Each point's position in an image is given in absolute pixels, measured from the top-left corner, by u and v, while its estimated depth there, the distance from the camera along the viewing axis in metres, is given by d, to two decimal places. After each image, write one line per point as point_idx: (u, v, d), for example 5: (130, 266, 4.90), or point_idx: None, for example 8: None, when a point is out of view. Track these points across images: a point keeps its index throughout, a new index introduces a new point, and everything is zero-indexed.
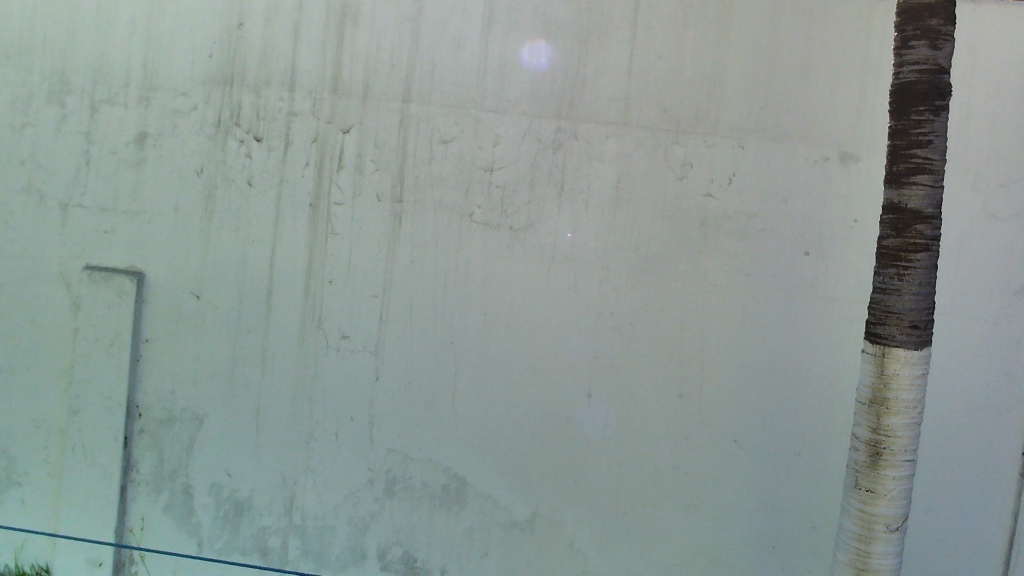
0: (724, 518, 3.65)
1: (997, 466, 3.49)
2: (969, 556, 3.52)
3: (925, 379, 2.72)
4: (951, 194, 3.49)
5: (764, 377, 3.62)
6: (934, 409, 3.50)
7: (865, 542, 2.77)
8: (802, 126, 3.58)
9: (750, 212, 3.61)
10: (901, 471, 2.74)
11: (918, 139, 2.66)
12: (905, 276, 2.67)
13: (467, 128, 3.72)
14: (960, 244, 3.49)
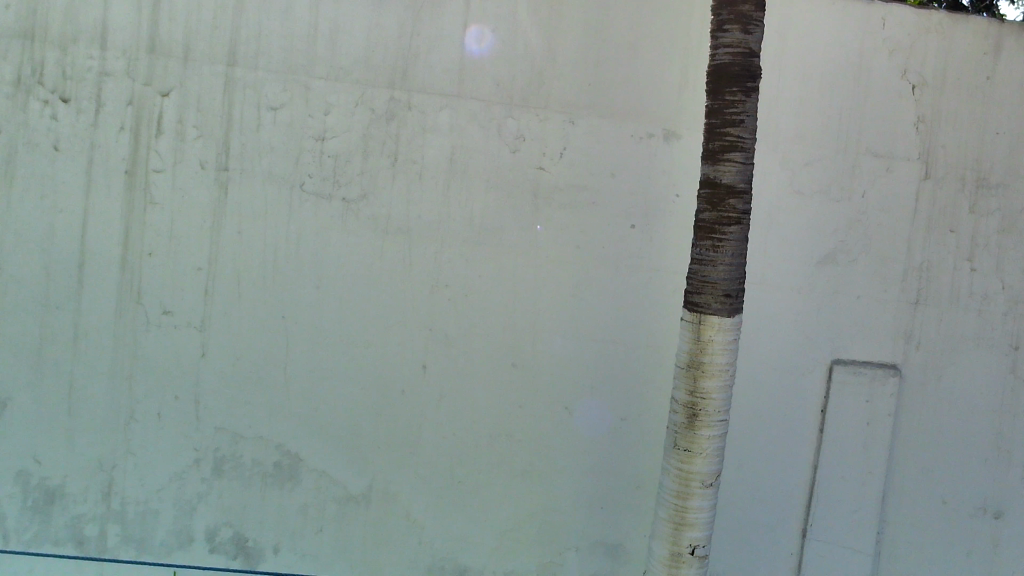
0: (556, 482, 3.77)
1: (800, 423, 3.79)
2: (775, 506, 3.81)
3: (737, 344, 2.90)
4: (763, 171, 3.72)
5: (593, 345, 3.75)
6: (746, 372, 3.75)
7: (683, 499, 2.93)
8: (630, 103, 3.71)
9: (581, 186, 3.71)
10: (715, 431, 2.91)
11: (731, 118, 2.80)
12: (720, 247, 2.81)
13: (297, 95, 3.61)
14: (770, 218, 3.74)
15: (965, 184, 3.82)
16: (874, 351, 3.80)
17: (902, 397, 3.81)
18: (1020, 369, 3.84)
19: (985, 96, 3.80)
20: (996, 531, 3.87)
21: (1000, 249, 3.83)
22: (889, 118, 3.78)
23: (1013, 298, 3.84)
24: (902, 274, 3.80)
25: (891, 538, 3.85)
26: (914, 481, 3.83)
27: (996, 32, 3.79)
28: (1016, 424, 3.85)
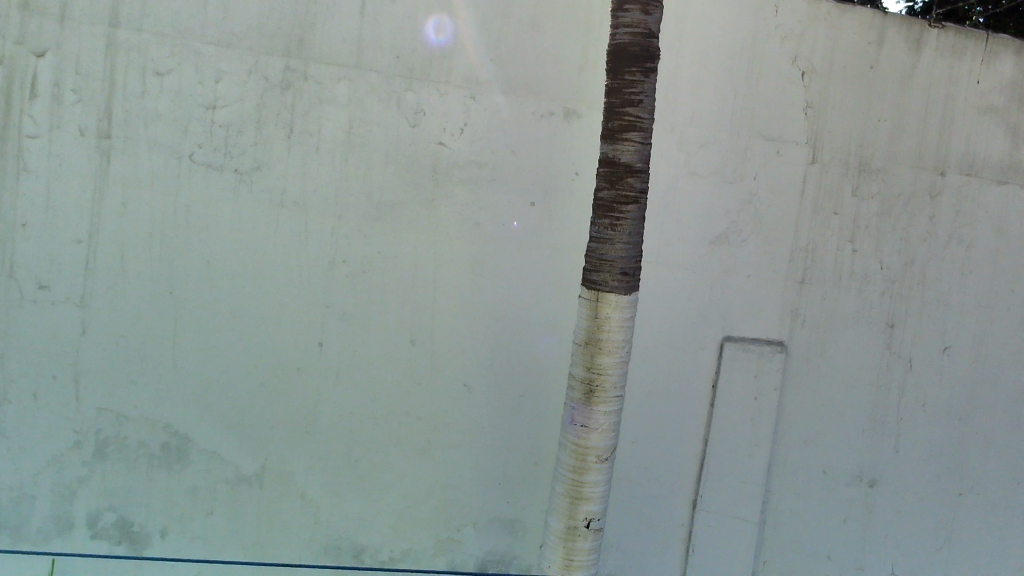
0: (455, 459, 3.77)
1: (693, 398, 3.90)
2: (668, 479, 3.92)
3: (633, 321, 2.94)
4: (660, 152, 3.79)
5: (493, 323, 3.75)
6: (641, 348, 3.83)
7: (579, 474, 2.95)
8: (530, 80, 3.70)
9: (481, 162, 3.69)
10: (611, 406, 2.95)
11: (631, 98, 2.82)
12: (618, 226, 2.84)
13: (185, 61, 3.45)
14: (666, 199, 3.81)
15: (849, 168, 3.98)
16: (762, 328, 3.94)
17: (787, 372, 3.96)
18: (895, 346, 4.05)
19: (869, 84, 3.96)
20: (872, 499, 4.08)
21: (880, 232, 4.01)
22: (780, 103, 3.90)
23: (891, 278, 4.03)
24: (789, 254, 3.95)
25: (775, 508, 4.02)
26: (797, 452, 4.00)
27: (879, 23, 3.96)
28: (891, 397, 4.06)
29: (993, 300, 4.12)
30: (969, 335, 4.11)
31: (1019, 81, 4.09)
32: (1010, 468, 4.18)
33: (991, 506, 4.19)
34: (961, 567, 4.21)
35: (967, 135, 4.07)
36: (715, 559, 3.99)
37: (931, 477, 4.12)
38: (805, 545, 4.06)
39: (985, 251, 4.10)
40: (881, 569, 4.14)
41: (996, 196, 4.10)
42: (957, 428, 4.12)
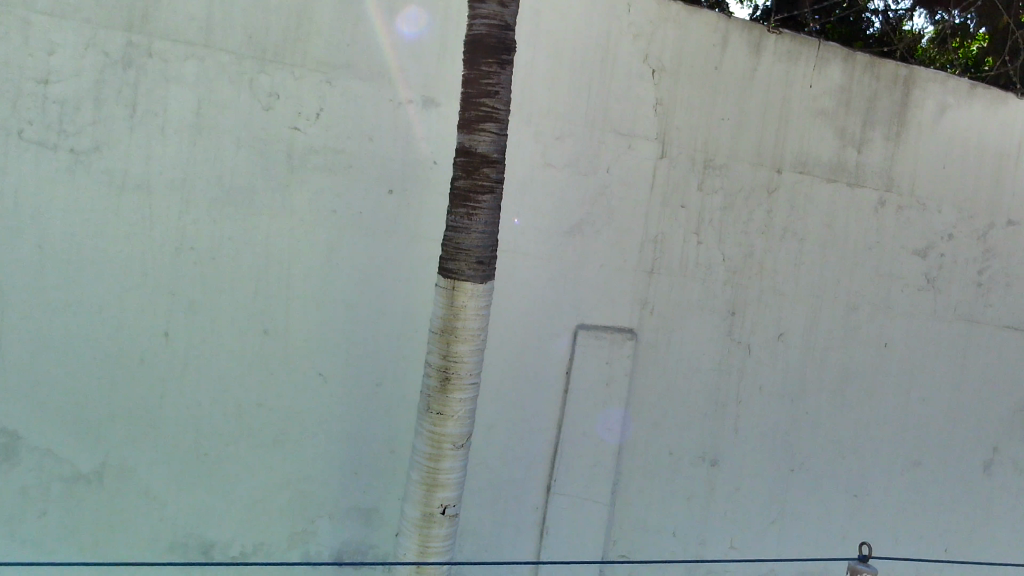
0: (309, 450, 3.70)
1: (547, 384, 4.00)
2: (523, 464, 4.01)
3: (488, 310, 2.98)
4: (516, 143, 3.88)
5: (350, 311, 3.71)
6: (497, 336, 3.92)
7: (435, 461, 2.97)
8: (388, 65, 3.67)
9: (337, 148, 3.63)
10: (466, 394, 2.98)
11: (487, 89, 2.86)
12: (474, 215, 2.87)
13: (14, 30, 3.21)
14: (523, 189, 3.90)
15: (695, 164, 4.17)
16: (614, 316, 4.09)
17: (636, 358, 4.13)
18: (736, 333, 4.29)
19: (714, 83, 4.18)
20: (713, 477, 4.32)
21: (722, 225, 4.23)
22: (631, 99, 4.05)
23: (732, 269, 4.27)
24: (639, 245, 4.11)
25: (624, 489, 4.18)
26: (645, 435, 4.18)
27: (723, 26, 4.18)
28: (731, 381, 4.30)
29: (822, 290, 4.42)
30: (801, 322, 4.39)
31: (847, 87, 4.40)
32: (837, 446, 4.49)
33: (820, 482, 4.49)
34: (794, 540, 4.49)
35: (801, 136, 4.34)
36: (568, 541, 4.09)
37: (766, 456, 4.39)
38: (651, 523, 4.24)
39: (816, 244, 4.39)
40: (722, 544, 4.37)
41: (825, 193, 4.39)
42: (790, 410, 4.40)
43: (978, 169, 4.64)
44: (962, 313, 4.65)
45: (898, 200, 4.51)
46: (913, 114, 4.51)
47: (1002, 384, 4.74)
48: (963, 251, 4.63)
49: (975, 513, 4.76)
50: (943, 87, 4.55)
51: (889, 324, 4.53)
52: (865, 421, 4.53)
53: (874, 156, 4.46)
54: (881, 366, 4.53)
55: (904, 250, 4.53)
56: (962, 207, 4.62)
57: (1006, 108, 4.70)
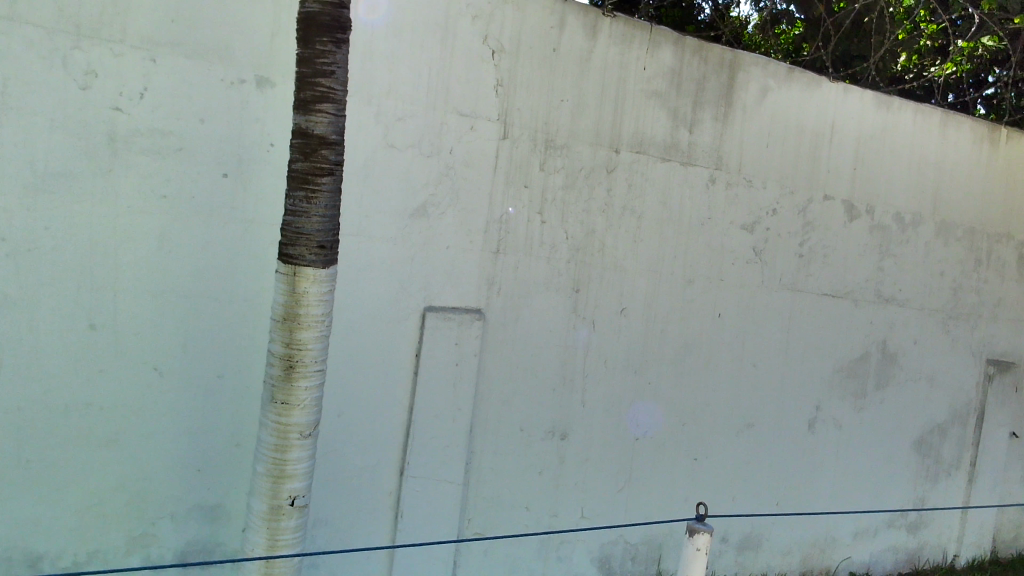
0: (146, 449, 3.52)
1: (396, 367, 3.98)
2: (374, 448, 3.97)
3: (332, 295, 2.91)
4: (356, 124, 3.81)
5: (185, 301, 3.53)
6: (343, 321, 3.86)
7: (281, 452, 2.88)
8: (218, 43, 3.50)
9: (164, 129, 3.44)
10: (312, 381, 2.90)
11: (322, 68, 2.79)
12: (313, 198, 2.80)
13: None
14: (365, 171, 3.85)
15: (537, 144, 4.24)
16: (461, 297, 4.11)
17: (485, 337, 4.18)
18: (580, 309, 4.41)
19: (553, 65, 4.25)
20: (563, 450, 4.43)
21: (564, 204, 4.33)
22: (472, 80, 4.06)
23: (575, 247, 4.37)
24: (484, 226, 4.14)
25: (477, 467, 4.22)
26: (496, 413, 4.24)
27: (560, 9, 4.25)
28: (577, 356, 4.42)
29: (660, 265, 4.60)
30: (641, 296, 4.56)
31: (678, 69, 4.59)
32: (677, 414, 4.72)
33: (663, 449, 4.70)
34: (641, 505, 4.68)
35: (636, 117, 4.49)
36: (423, 523, 4.09)
37: (612, 426, 4.55)
38: (505, 499, 4.31)
39: (653, 221, 4.56)
40: (573, 514, 4.50)
41: (660, 171, 4.57)
42: (633, 381, 4.58)
43: (797, 148, 4.95)
44: (786, 283, 4.97)
45: (727, 178, 4.75)
46: (739, 96, 4.76)
47: (822, 348, 5.11)
48: (785, 225, 4.94)
49: (803, 467, 5.13)
50: (764, 70, 4.82)
51: (722, 295, 4.78)
52: (703, 388, 4.77)
53: (704, 136, 4.68)
54: (715, 335, 4.78)
55: (733, 225, 4.79)
56: (784, 184, 4.93)
57: (821, 91, 5.03)
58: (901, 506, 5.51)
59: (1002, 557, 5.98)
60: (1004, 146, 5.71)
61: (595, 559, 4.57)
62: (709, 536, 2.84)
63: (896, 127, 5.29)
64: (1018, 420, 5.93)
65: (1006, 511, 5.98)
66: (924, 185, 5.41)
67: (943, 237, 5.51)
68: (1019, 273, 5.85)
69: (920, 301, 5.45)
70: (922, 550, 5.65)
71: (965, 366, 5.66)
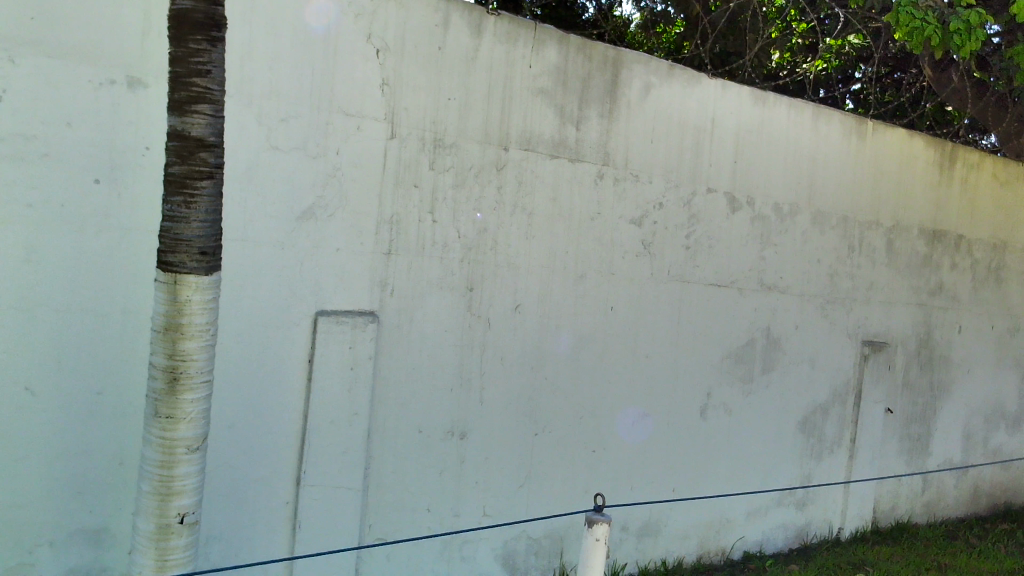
0: (20, 474, 3.31)
1: (289, 374, 3.89)
2: (268, 459, 3.87)
3: (217, 302, 2.81)
4: (237, 127, 3.70)
5: (57, 314, 3.34)
6: (231, 330, 3.74)
7: (168, 469, 2.75)
8: (85, 42, 3.33)
9: (28, 133, 3.24)
10: (199, 393, 2.79)
11: (198, 68, 2.68)
12: (193, 203, 2.69)
13: None
14: (248, 175, 3.74)
15: (425, 144, 4.21)
16: (354, 300, 4.05)
17: (379, 340, 4.13)
18: (475, 308, 4.41)
19: (439, 63, 4.23)
20: (463, 450, 4.42)
21: (455, 203, 4.32)
22: (356, 80, 4.00)
23: (468, 245, 4.37)
24: (375, 227, 4.09)
25: (376, 472, 4.16)
26: (393, 416, 4.19)
27: (444, 7, 4.23)
28: (474, 355, 4.42)
29: (552, 260, 4.65)
30: (534, 293, 4.60)
31: (563, 67, 4.64)
32: (574, 407, 4.77)
33: (561, 443, 4.75)
34: (542, 500, 4.72)
35: (524, 114, 4.52)
36: (322, 532, 4.00)
37: (511, 423, 4.56)
38: (406, 502, 4.27)
39: (544, 218, 4.60)
40: (476, 513, 4.49)
41: (549, 168, 4.61)
42: (530, 377, 4.61)
43: (680, 143, 5.09)
44: (674, 275, 5.11)
45: (614, 173, 4.84)
46: (622, 93, 4.85)
47: (711, 336, 5.28)
48: (672, 218, 5.08)
49: (696, 452, 5.28)
50: (646, 68, 4.93)
51: (613, 289, 4.87)
52: (599, 381, 4.85)
53: (591, 132, 4.75)
54: (609, 329, 4.87)
55: (622, 220, 4.88)
56: (669, 178, 5.06)
57: (702, 87, 5.18)
58: (788, 484, 5.75)
59: (883, 527, 6.33)
60: (871, 139, 6.03)
61: (499, 556, 4.59)
62: (606, 526, 2.89)
63: (772, 121, 5.50)
64: (892, 397, 6.28)
65: (884, 484, 6.31)
66: (799, 177, 5.65)
67: (819, 226, 5.77)
68: (889, 258, 6.19)
69: (800, 288, 5.70)
70: (809, 526, 5.92)
71: (842, 348, 5.95)
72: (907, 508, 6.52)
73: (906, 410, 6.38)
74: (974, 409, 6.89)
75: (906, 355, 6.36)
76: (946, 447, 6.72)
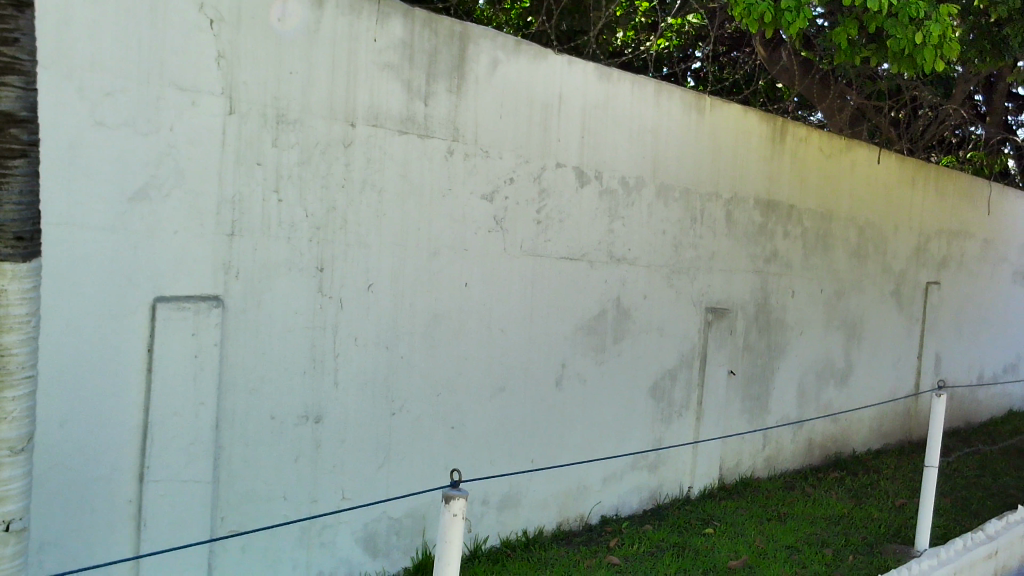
0: None
1: (126, 365, 3.67)
2: (106, 456, 3.64)
3: (38, 291, 2.55)
4: (56, 102, 3.44)
5: None
6: (58, 320, 3.49)
7: None
8: None
9: None
10: (21, 391, 2.53)
11: (2, 35, 2.42)
12: (4, 184, 2.43)
13: None
14: (71, 154, 3.49)
15: (267, 120, 4.04)
16: (196, 284, 3.86)
17: (225, 326, 3.96)
18: (326, 288, 4.30)
19: (278, 36, 4.06)
20: (318, 434, 4.32)
21: (301, 181, 4.18)
22: (189, 52, 3.78)
23: (316, 225, 4.24)
24: (215, 207, 3.90)
25: (227, 462, 4.01)
26: (243, 404, 4.04)
27: None
28: (326, 337, 4.31)
29: (405, 238, 4.60)
30: (387, 272, 4.53)
31: (409, 42, 4.56)
32: (431, 385, 4.76)
33: (420, 421, 4.73)
34: (402, 479, 4.69)
35: (370, 89, 4.41)
36: (170, 528, 3.82)
37: (367, 404, 4.50)
38: (261, 491, 4.14)
39: (394, 195, 4.53)
40: (334, 497, 4.41)
41: (398, 145, 4.53)
42: (386, 357, 4.55)
43: (528, 118, 5.13)
44: (526, 249, 5.16)
45: (463, 149, 4.82)
46: (470, 68, 4.83)
47: (563, 309, 5.38)
48: (523, 193, 5.12)
49: (552, 422, 5.39)
50: (492, 43, 4.92)
51: (466, 264, 4.87)
52: (454, 357, 4.85)
53: (439, 108, 4.70)
54: (463, 305, 4.87)
55: (473, 195, 4.88)
56: (519, 154, 5.09)
57: (549, 62, 5.23)
58: (641, 448, 5.97)
59: (728, 483, 6.69)
60: (710, 114, 6.28)
61: (360, 539, 4.53)
62: (464, 501, 2.83)
63: (617, 97, 5.63)
64: (734, 359, 6.63)
65: (728, 442, 6.67)
66: (644, 151, 5.82)
67: (663, 199, 5.98)
68: (728, 228, 6.50)
69: (647, 259, 5.90)
70: (662, 487, 6.18)
71: (688, 316, 6.22)
72: (749, 463, 6.93)
73: (747, 371, 6.75)
74: (806, 368, 7.38)
75: (746, 319, 6.72)
76: (783, 404, 7.17)
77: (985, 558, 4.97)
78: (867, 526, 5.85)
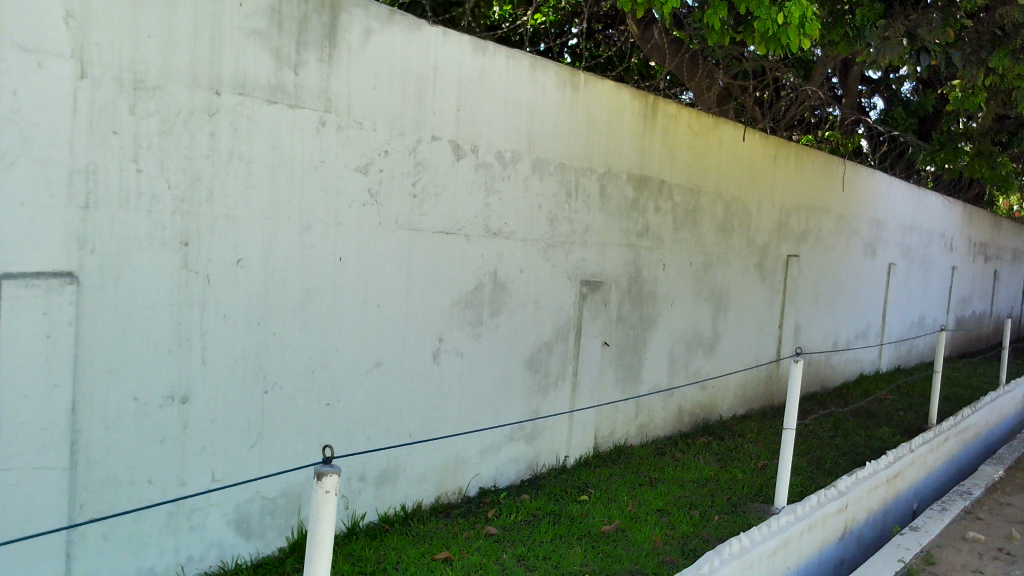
0: None
1: None
2: None
3: None
4: None
5: None
6: None
7: None
8: None
9: None
10: None
11: None
12: None
13: None
14: None
15: (123, 85, 3.82)
16: (46, 260, 3.62)
17: (79, 304, 3.75)
18: (191, 263, 4.13)
19: None
20: (185, 415, 4.16)
21: (162, 151, 3.98)
22: (33, 9, 3.52)
23: (179, 197, 4.06)
24: (67, 177, 3.67)
25: (85, 447, 3.81)
26: (102, 384, 3.84)
27: None
28: (192, 314, 4.15)
29: (275, 211, 4.46)
30: (256, 245, 4.39)
31: (276, 7, 4.40)
32: (304, 361, 4.66)
33: (293, 399, 4.63)
34: (275, 458, 4.59)
35: (236, 56, 4.23)
36: (22, 518, 3.60)
37: (237, 382, 4.36)
38: (124, 475, 3.96)
39: (263, 166, 4.38)
40: (204, 479, 4.27)
41: (267, 115, 4.39)
42: (256, 334, 4.42)
43: (403, 90, 5.06)
44: (402, 223, 5.11)
45: (336, 120, 4.71)
46: (342, 36, 4.71)
47: (440, 283, 5.37)
48: (398, 166, 5.06)
49: (429, 396, 5.38)
50: (365, 11, 4.81)
51: (340, 238, 4.78)
52: (329, 333, 4.76)
53: (310, 77, 4.56)
54: (338, 280, 4.78)
55: (347, 167, 4.78)
56: (393, 126, 5.02)
57: (423, 33, 5.16)
58: (518, 419, 6.06)
59: (603, 450, 6.89)
60: (584, 90, 6.37)
61: (231, 521, 4.41)
62: (336, 477, 2.79)
63: (493, 70, 5.63)
64: (608, 331, 6.81)
65: (603, 411, 6.86)
66: (520, 125, 5.85)
67: (539, 173, 6.03)
68: (602, 202, 6.64)
69: (523, 233, 5.95)
70: (539, 457, 6.30)
71: (563, 288, 6.33)
72: (623, 431, 7.15)
73: (620, 341, 6.94)
74: (676, 338, 7.66)
75: (619, 292, 6.90)
76: (655, 373, 7.42)
77: (837, 512, 5.33)
78: (731, 487, 6.16)
